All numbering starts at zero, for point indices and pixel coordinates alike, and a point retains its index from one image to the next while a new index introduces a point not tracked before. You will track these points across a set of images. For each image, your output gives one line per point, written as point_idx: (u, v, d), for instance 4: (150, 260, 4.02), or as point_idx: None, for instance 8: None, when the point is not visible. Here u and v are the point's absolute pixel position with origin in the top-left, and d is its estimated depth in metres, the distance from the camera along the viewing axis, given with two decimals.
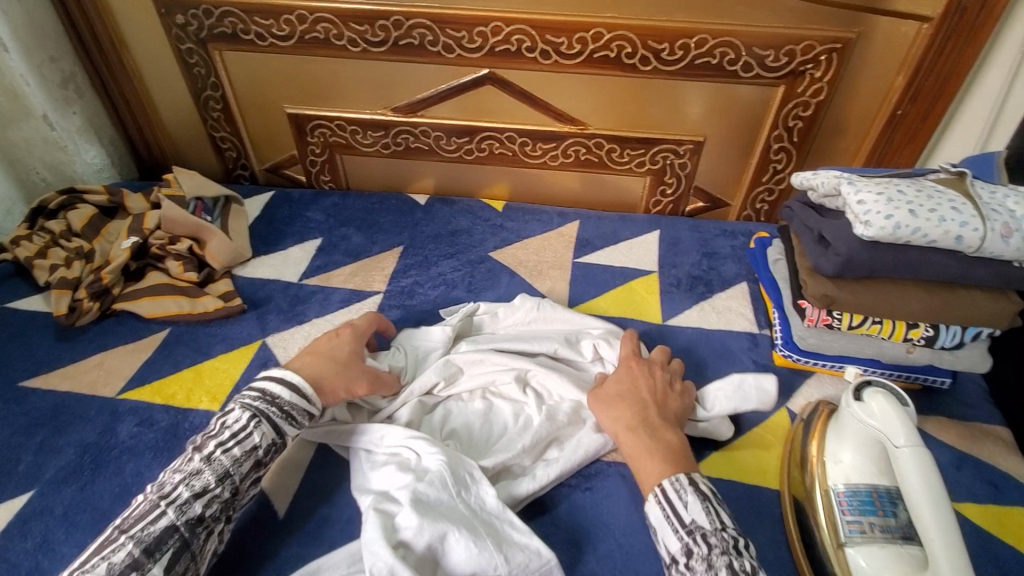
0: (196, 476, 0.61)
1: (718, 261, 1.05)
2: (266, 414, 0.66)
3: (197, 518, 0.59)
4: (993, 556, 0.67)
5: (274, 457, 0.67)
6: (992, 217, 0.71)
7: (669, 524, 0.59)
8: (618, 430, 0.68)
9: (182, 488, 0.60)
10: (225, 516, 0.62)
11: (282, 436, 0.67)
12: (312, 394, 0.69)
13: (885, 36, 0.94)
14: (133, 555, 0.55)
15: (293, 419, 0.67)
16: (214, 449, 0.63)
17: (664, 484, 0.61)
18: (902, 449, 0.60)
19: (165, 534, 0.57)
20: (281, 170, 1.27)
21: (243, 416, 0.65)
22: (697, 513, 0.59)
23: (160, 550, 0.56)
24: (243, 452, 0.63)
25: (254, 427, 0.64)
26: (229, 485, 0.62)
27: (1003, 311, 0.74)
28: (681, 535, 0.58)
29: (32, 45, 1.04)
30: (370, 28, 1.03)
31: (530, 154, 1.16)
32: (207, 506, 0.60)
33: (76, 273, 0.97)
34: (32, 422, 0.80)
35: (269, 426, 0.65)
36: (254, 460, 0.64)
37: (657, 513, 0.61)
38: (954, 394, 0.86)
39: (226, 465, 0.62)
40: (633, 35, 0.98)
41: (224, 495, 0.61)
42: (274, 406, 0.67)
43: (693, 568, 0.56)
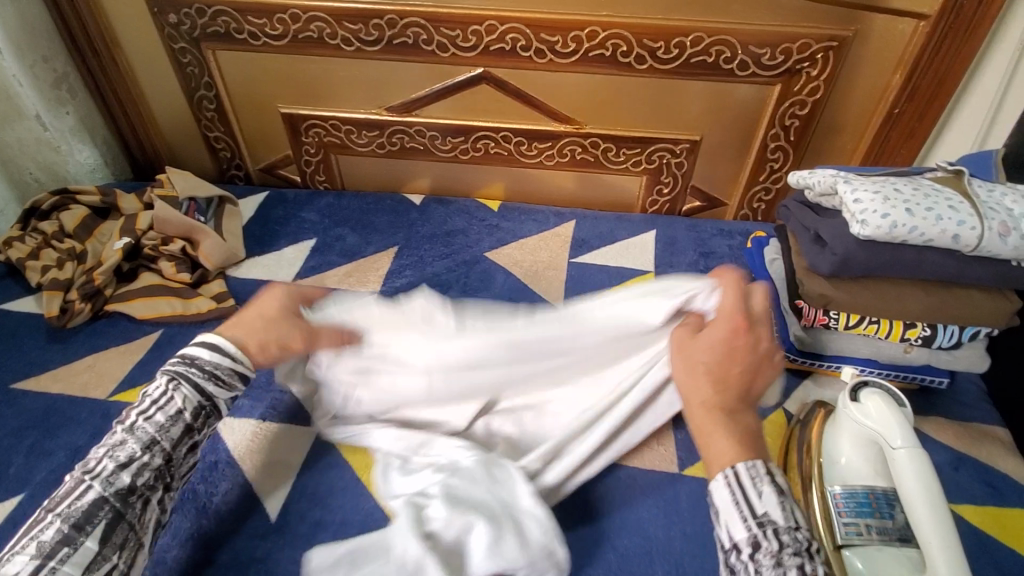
0: (119, 447, 0.59)
1: (715, 261, 1.05)
2: (187, 379, 0.63)
3: (127, 488, 0.57)
4: (993, 558, 0.66)
5: (206, 422, 0.65)
6: (989, 216, 0.70)
7: (738, 511, 0.52)
8: (690, 397, 0.59)
9: (107, 460, 0.57)
10: (160, 484, 0.60)
11: (209, 399, 0.64)
12: (247, 361, 0.66)
13: (881, 34, 0.94)
14: (62, 530, 0.53)
15: (218, 380, 0.64)
16: (136, 419, 0.61)
17: (739, 466, 0.54)
18: (899, 451, 0.60)
19: (95, 507, 0.55)
20: (275, 170, 1.27)
21: (163, 382, 0.63)
22: (771, 505, 0.52)
23: (91, 523, 0.54)
24: (168, 417, 0.61)
25: (173, 392, 0.62)
26: (158, 452, 0.60)
27: (1000, 310, 0.74)
28: (749, 524, 0.51)
29: (25, 45, 1.04)
30: (364, 27, 1.02)
31: (526, 153, 1.15)
32: (136, 475, 0.58)
33: (68, 274, 0.96)
34: (23, 424, 0.79)
35: (190, 388, 0.63)
36: (181, 425, 0.62)
37: (724, 496, 0.53)
38: (952, 394, 0.85)
39: (152, 432, 0.60)
40: (628, 33, 0.97)
41: (155, 463, 0.59)
42: (192, 369, 0.64)
43: (759, 561, 0.50)
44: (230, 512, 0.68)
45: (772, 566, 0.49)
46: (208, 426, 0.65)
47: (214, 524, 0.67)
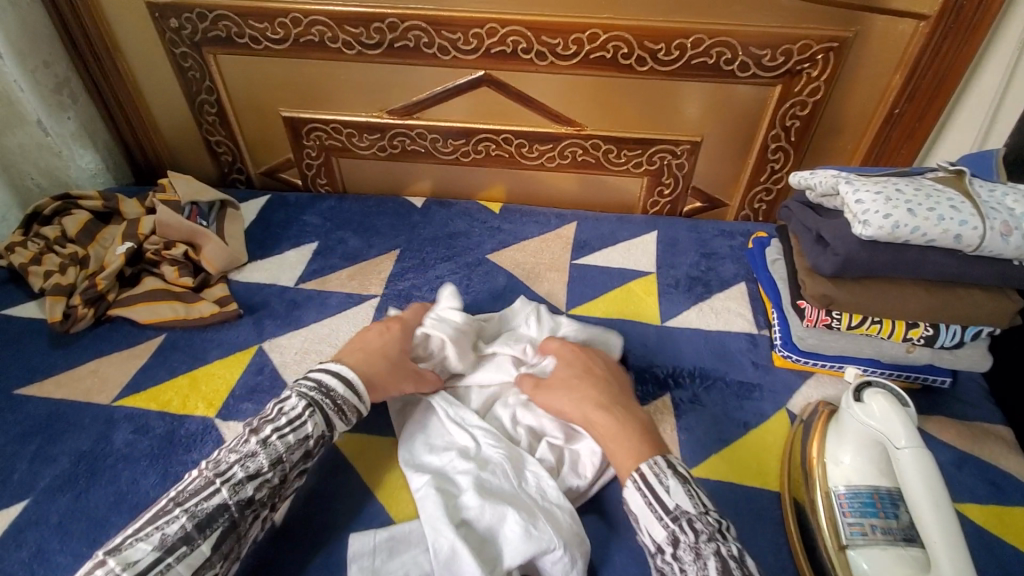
0: (251, 458, 0.62)
1: (717, 262, 1.05)
2: (321, 405, 0.67)
3: (247, 500, 0.60)
4: (996, 556, 0.66)
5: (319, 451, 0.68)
6: (991, 215, 0.70)
7: (653, 512, 0.58)
8: (587, 411, 0.69)
9: (238, 468, 0.61)
10: (269, 503, 0.63)
11: (330, 430, 0.68)
12: (363, 394, 0.71)
13: (882, 34, 0.94)
14: (185, 528, 0.56)
15: (343, 415, 0.69)
16: (270, 433, 0.64)
17: (644, 468, 0.61)
18: (904, 451, 0.60)
19: (217, 511, 0.58)
20: (276, 173, 1.27)
21: (299, 405, 0.66)
22: (679, 499, 0.59)
23: (210, 527, 0.57)
24: (296, 440, 0.64)
25: (307, 416, 0.65)
26: (279, 472, 0.63)
27: (1003, 310, 0.74)
28: (665, 522, 0.58)
29: (26, 50, 1.04)
30: (365, 30, 1.02)
31: (527, 155, 1.15)
32: (258, 489, 0.61)
33: (71, 279, 0.96)
34: (28, 430, 0.79)
35: (320, 418, 0.66)
36: (303, 451, 0.65)
37: (637, 498, 0.60)
38: (955, 393, 0.85)
39: (280, 451, 0.63)
40: (629, 36, 0.97)
41: (273, 481, 0.62)
42: (327, 398, 0.68)
43: (682, 558, 0.55)
44: None
45: (692, 558, 0.55)
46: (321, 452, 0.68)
47: None
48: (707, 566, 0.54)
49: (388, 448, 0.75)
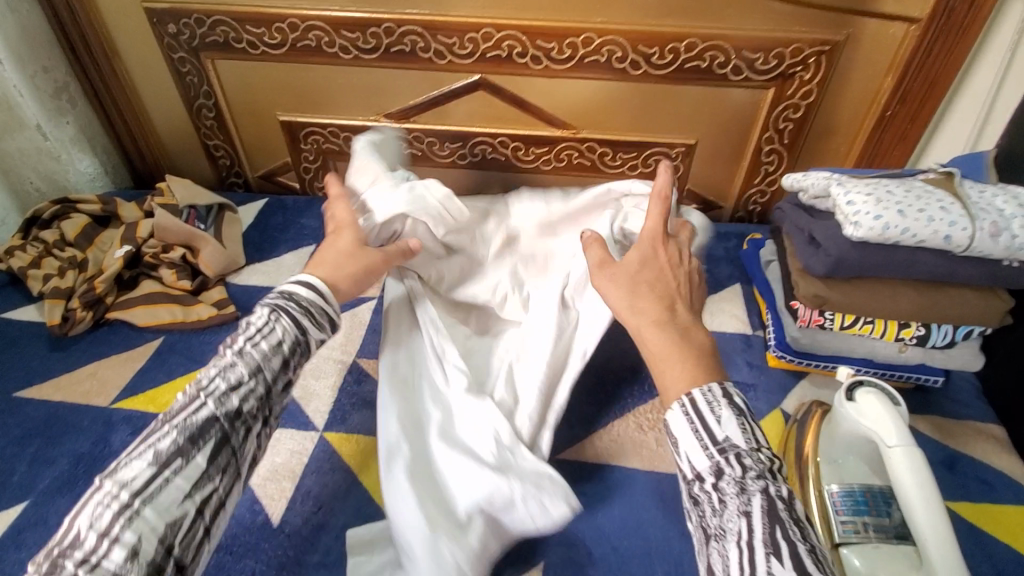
0: (231, 369, 0.61)
1: (711, 263, 1.06)
2: (290, 310, 0.66)
3: (235, 412, 0.60)
4: (987, 553, 0.67)
5: (301, 360, 0.66)
6: (980, 217, 0.71)
7: (698, 440, 0.53)
8: (642, 326, 0.64)
9: (220, 380, 0.60)
10: (259, 416, 0.62)
11: (304, 334, 0.66)
12: (332, 298, 0.70)
13: (873, 38, 0.95)
14: (177, 442, 0.55)
15: (313, 316, 0.67)
16: (243, 344, 0.63)
17: (695, 394, 0.55)
18: (895, 449, 0.60)
19: (207, 424, 0.57)
20: (274, 177, 1.28)
21: (265, 313, 0.65)
22: (730, 429, 0.53)
23: (202, 439, 0.57)
24: (271, 347, 0.63)
25: (277, 322, 0.64)
26: (262, 381, 0.62)
27: (993, 310, 0.75)
28: (710, 452, 0.52)
29: (25, 55, 1.05)
30: (361, 35, 1.03)
31: (523, 158, 1.16)
32: (244, 401, 0.60)
33: (70, 282, 0.97)
34: (27, 432, 0.79)
35: (290, 320, 0.65)
36: (281, 356, 0.64)
37: (681, 423, 0.55)
38: (947, 393, 0.86)
39: (257, 359, 0.62)
40: (624, 39, 0.98)
41: (258, 390, 0.62)
42: (295, 304, 0.66)
43: (723, 490, 0.51)
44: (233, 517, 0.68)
45: (736, 492, 0.50)
46: (302, 361, 0.67)
47: None
48: (752, 502, 0.49)
49: None
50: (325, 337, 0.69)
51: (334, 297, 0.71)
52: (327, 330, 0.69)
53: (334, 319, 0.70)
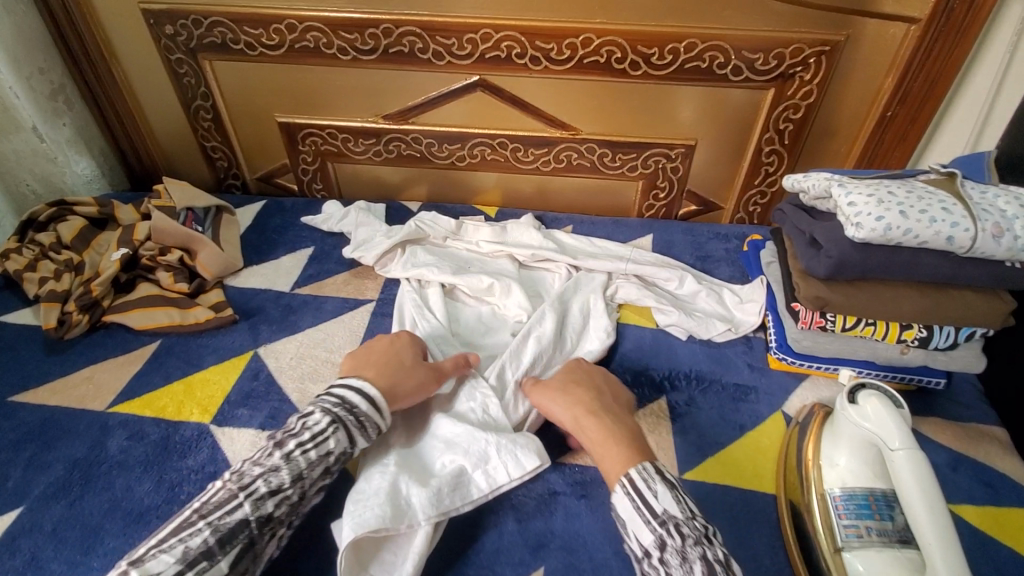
0: (274, 473, 0.61)
1: (712, 265, 1.05)
2: (344, 421, 0.65)
3: (267, 518, 0.59)
4: (992, 558, 0.66)
5: (340, 468, 0.66)
6: (983, 217, 0.71)
7: (641, 517, 0.57)
8: (578, 414, 0.69)
9: (261, 482, 0.60)
10: (288, 521, 0.61)
11: (353, 446, 0.66)
12: (385, 409, 0.69)
13: (874, 38, 0.95)
14: (207, 542, 0.55)
15: (366, 431, 0.66)
16: (293, 448, 0.62)
17: (632, 473, 0.60)
18: (898, 453, 0.60)
19: (238, 527, 0.57)
20: (272, 179, 1.27)
21: (323, 420, 0.64)
22: (666, 502, 0.58)
23: (231, 543, 0.56)
24: (318, 457, 0.62)
25: (331, 433, 0.64)
26: (299, 489, 0.61)
27: (996, 311, 0.74)
28: (653, 526, 0.57)
29: (21, 56, 1.04)
30: (359, 36, 1.02)
31: (522, 160, 1.16)
32: (278, 507, 0.60)
33: (66, 285, 0.96)
34: (22, 437, 0.79)
35: (343, 434, 0.64)
36: (323, 467, 0.63)
37: (625, 504, 0.59)
38: (949, 395, 0.85)
39: (302, 467, 0.62)
40: (623, 40, 0.98)
41: (293, 498, 0.61)
42: (353, 416, 0.66)
43: (667, 562, 0.54)
44: None
45: (678, 562, 0.54)
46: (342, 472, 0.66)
47: None
48: (693, 570, 0.53)
49: None
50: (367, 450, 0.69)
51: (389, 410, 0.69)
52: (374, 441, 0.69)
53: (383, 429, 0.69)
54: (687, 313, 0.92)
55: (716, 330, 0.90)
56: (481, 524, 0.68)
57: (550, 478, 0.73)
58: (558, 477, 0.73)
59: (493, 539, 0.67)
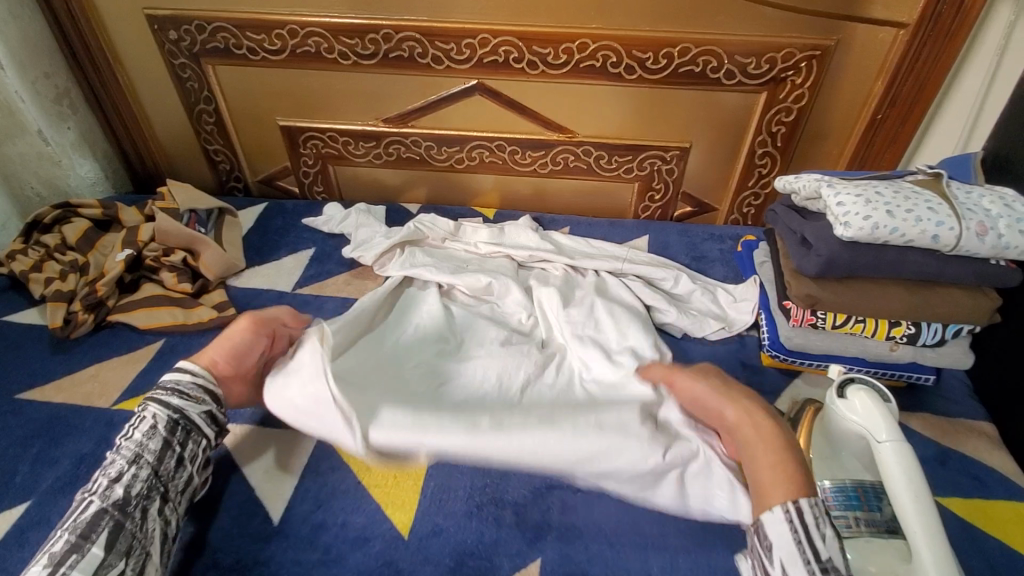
0: (111, 465, 0.62)
1: (707, 265, 1.07)
2: (158, 398, 0.67)
3: (122, 499, 0.60)
4: (979, 547, 0.68)
5: (187, 436, 0.67)
6: (967, 216, 0.73)
7: (800, 553, 0.56)
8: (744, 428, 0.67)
9: (102, 478, 0.61)
10: (157, 495, 0.63)
11: (179, 413, 0.67)
12: (200, 372, 0.71)
13: (862, 42, 0.97)
14: (69, 541, 0.56)
15: (186, 394, 0.68)
16: (120, 441, 0.64)
17: (802, 504, 0.58)
18: (885, 445, 0.62)
19: (97, 518, 0.58)
20: (273, 182, 1.29)
21: (136, 407, 0.66)
22: (833, 550, 0.55)
23: (95, 532, 0.57)
24: (144, 434, 0.64)
25: (148, 411, 0.66)
26: (146, 465, 0.62)
27: (981, 307, 0.76)
28: (812, 567, 0.55)
29: (28, 62, 1.06)
30: (360, 41, 1.04)
31: (520, 162, 1.17)
32: (129, 487, 0.61)
33: (71, 285, 0.98)
34: (29, 433, 0.80)
35: (158, 405, 0.66)
36: (159, 439, 0.64)
37: (784, 530, 0.57)
38: (938, 391, 0.87)
39: (135, 448, 0.63)
40: (618, 45, 1.00)
41: (144, 474, 0.62)
42: (160, 390, 0.68)
43: None
44: (233, 517, 0.69)
45: None
46: (191, 438, 0.68)
47: (218, 527, 0.68)
48: None
49: None
50: (211, 412, 0.70)
51: (208, 371, 0.72)
52: (212, 403, 0.70)
53: (215, 391, 0.71)
54: (687, 313, 0.93)
55: (712, 329, 0.92)
56: (480, 517, 0.70)
57: None
58: None
59: (493, 533, 0.68)
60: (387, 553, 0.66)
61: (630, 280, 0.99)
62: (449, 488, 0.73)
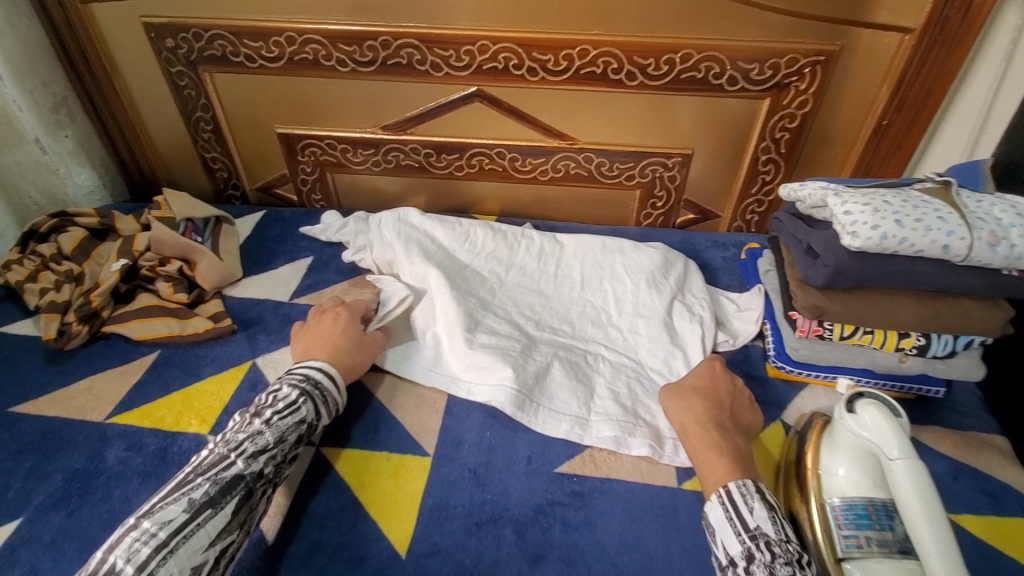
0: (259, 435, 0.66)
1: (711, 273, 1.05)
2: (310, 393, 0.72)
3: (258, 474, 0.64)
4: (995, 568, 0.65)
5: (309, 438, 0.72)
6: (979, 226, 0.71)
7: (733, 527, 0.61)
8: (687, 422, 0.74)
9: (250, 443, 0.65)
10: (275, 480, 0.67)
11: (318, 417, 0.72)
12: (342, 382, 0.77)
13: (868, 47, 0.95)
14: (210, 493, 0.60)
15: (328, 405, 0.74)
16: (270, 415, 0.68)
17: (730, 486, 0.64)
18: (896, 462, 0.60)
19: (236, 480, 0.62)
20: (272, 189, 1.28)
21: (293, 391, 0.71)
22: (761, 520, 0.61)
23: (230, 494, 0.61)
24: (294, 422, 0.69)
25: (302, 401, 0.71)
26: (284, 450, 0.67)
27: (993, 319, 0.74)
28: (743, 538, 0.60)
29: (24, 70, 1.05)
30: (358, 48, 1.03)
31: (520, 169, 1.16)
32: (267, 465, 0.65)
33: (66, 296, 0.96)
34: (21, 448, 0.79)
35: (312, 404, 0.72)
36: (300, 433, 0.69)
37: (720, 514, 0.63)
38: (949, 403, 0.85)
39: (283, 430, 0.67)
40: (619, 51, 0.99)
41: (279, 459, 0.66)
42: (319, 389, 0.73)
43: (753, 571, 0.57)
44: None
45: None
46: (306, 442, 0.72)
47: None
48: None
49: (385, 465, 0.75)
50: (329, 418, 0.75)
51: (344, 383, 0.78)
52: (333, 414, 0.76)
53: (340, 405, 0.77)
54: (688, 318, 0.91)
55: (716, 340, 0.90)
56: (480, 534, 0.68)
57: (549, 488, 0.73)
58: (556, 487, 0.73)
59: (491, 551, 0.67)
60: (384, 572, 0.65)
61: (626, 277, 0.98)
62: (447, 505, 0.71)
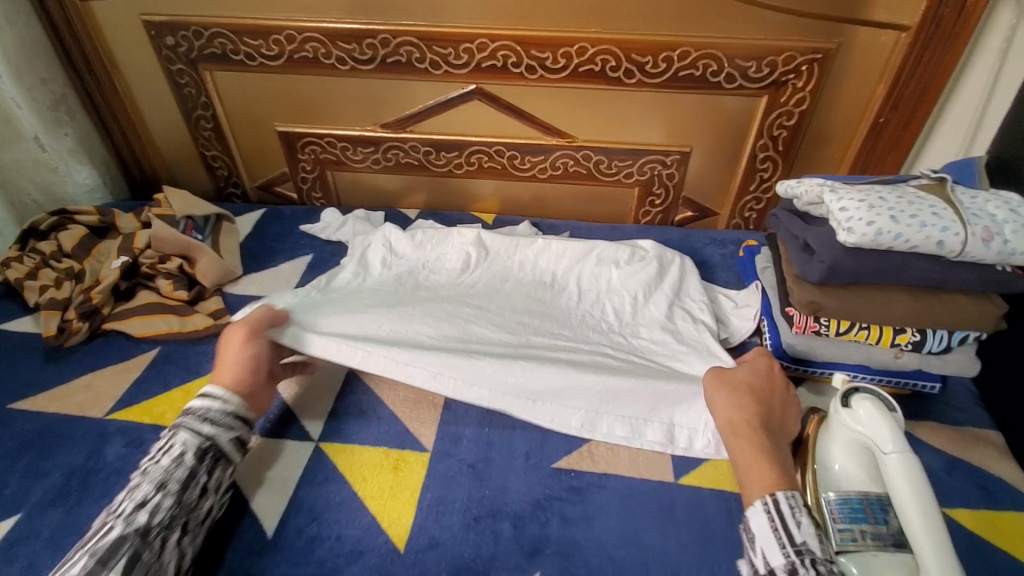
0: (135, 489, 0.62)
1: (709, 270, 1.06)
2: (186, 426, 0.67)
3: (144, 527, 0.60)
4: (988, 561, 0.66)
5: (209, 467, 0.67)
6: (973, 222, 0.71)
7: (777, 538, 0.59)
8: (737, 423, 0.70)
9: (126, 501, 0.61)
10: (178, 523, 0.63)
11: (207, 441, 0.67)
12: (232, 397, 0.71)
13: (864, 45, 0.96)
14: (87, 565, 0.56)
15: (216, 423, 0.68)
16: (146, 466, 0.64)
17: (779, 496, 0.61)
18: (891, 456, 0.61)
19: (117, 542, 0.58)
20: (272, 187, 1.28)
21: (165, 433, 0.67)
22: (808, 536, 0.58)
23: (115, 557, 0.57)
24: (172, 460, 0.64)
25: (174, 437, 0.66)
26: (170, 493, 0.62)
27: (987, 315, 0.75)
28: (786, 551, 0.58)
29: (23, 68, 1.06)
30: (358, 46, 1.04)
31: (519, 167, 1.17)
32: (153, 514, 0.60)
33: (66, 293, 0.97)
34: (20, 445, 0.79)
35: (186, 433, 0.66)
36: (184, 468, 0.64)
37: (763, 522, 0.61)
38: (944, 399, 0.86)
39: (162, 473, 0.63)
40: (617, 49, 0.99)
41: (167, 503, 0.62)
42: (194, 416, 0.68)
43: None
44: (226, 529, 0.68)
45: None
46: (212, 470, 0.67)
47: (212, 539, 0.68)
48: None
49: (384, 459, 0.76)
50: (240, 438, 0.71)
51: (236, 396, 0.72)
52: (238, 430, 0.71)
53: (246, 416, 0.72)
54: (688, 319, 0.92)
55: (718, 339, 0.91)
56: (478, 529, 0.69)
57: (547, 483, 0.73)
58: (554, 482, 0.74)
59: (489, 545, 0.67)
60: (383, 566, 0.65)
61: (624, 278, 0.98)
62: (445, 499, 0.72)
